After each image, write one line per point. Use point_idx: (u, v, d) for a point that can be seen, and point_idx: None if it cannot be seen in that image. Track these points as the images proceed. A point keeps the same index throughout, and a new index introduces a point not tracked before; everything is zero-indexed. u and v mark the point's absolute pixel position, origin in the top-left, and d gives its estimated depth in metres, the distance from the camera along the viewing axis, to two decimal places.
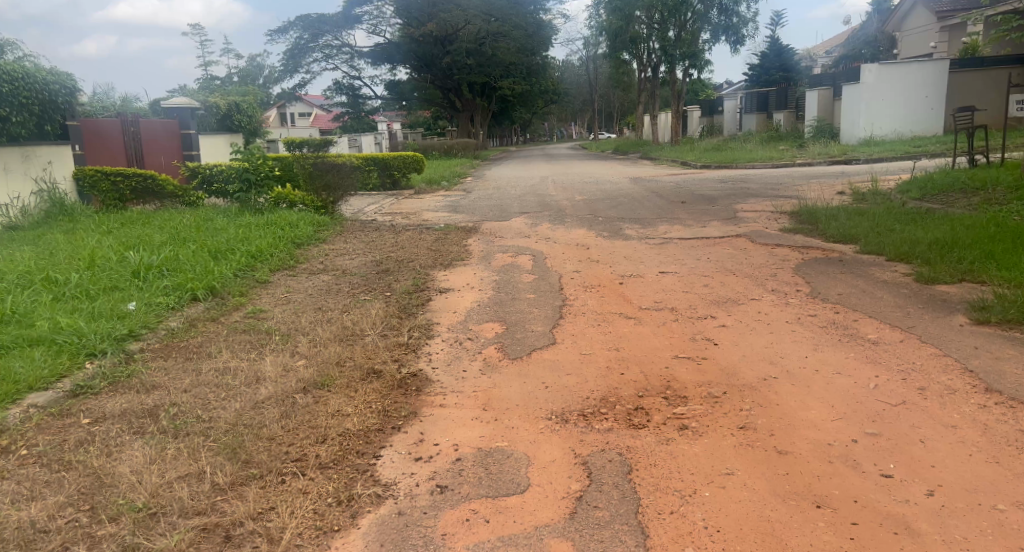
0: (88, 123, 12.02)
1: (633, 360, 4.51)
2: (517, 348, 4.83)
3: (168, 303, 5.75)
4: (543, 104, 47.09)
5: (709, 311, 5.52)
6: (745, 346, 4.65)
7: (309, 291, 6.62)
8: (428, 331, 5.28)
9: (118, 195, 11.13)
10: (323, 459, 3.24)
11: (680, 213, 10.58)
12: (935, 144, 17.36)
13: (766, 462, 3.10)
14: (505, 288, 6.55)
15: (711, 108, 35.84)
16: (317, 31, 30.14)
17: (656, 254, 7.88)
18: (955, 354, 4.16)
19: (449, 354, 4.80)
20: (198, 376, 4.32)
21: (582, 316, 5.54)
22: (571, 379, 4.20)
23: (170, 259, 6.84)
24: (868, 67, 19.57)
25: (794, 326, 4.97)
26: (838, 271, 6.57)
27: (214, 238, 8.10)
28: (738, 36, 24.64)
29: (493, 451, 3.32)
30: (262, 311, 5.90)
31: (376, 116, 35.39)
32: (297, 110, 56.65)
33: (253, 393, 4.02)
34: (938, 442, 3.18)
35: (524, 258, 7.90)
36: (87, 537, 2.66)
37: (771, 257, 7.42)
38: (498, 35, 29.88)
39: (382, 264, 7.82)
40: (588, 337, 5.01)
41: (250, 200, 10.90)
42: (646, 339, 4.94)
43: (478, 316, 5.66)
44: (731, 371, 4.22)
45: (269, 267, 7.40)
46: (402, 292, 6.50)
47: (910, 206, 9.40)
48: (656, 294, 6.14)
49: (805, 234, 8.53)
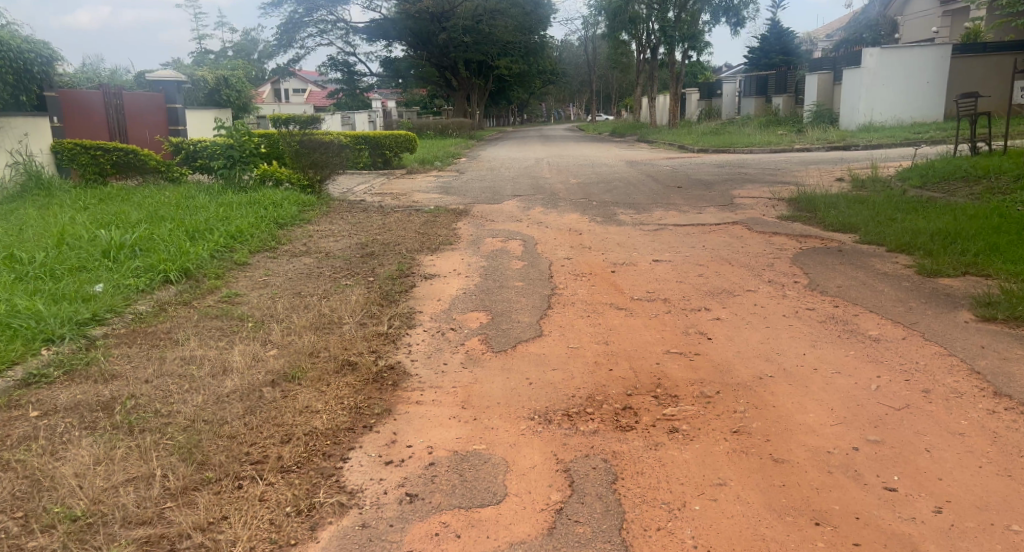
0: (70, 95, 11.74)
1: (623, 354, 4.29)
2: (502, 340, 4.60)
3: (138, 285, 5.49)
4: (540, 85, 46.58)
5: (702, 303, 5.30)
6: (740, 342, 4.43)
7: (289, 275, 6.37)
8: (409, 320, 5.04)
9: (98, 169, 10.79)
10: (287, 461, 3.02)
11: (676, 199, 10.30)
12: (934, 130, 17.10)
13: (760, 471, 2.89)
14: (493, 275, 6.30)
15: (709, 91, 35.47)
16: (311, 5, 29.56)
17: (649, 241, 7.64)
18: (961, 353, 3.92)
19: (430, 345, 4.56)
20: (162, 366, 4.09)
21: (571, 306, 5.31)
22: (557, 375, 3.99)
23: (145, 239, 6.57)
24: (870, 52, 19.30)
25: (791, 321, 4.75)
26: (836, 261, 6.35)
27: (193, 217, 7.82)
28: (738, 18, 24.28)
29: (470, 455, 3.09)
30: (238, 296, 5.66)
31: (371, 93, 34.92)
32: (292, 86, 56.04)
33: (219, 385, 3.80)
34: (945, 451, 2.94)
35: (514, 243, 7.67)
36: (16, 549, 2.44)
37: (768, 246, 7.18)
38: (495, 13, 29.35)
39: (368, 247, 7.57)
40: (576, 329, 4.79)
41: (234, 177, 10.65)
42: (636, 332, 4.72)
43: (462, 305, 5.41)
44: (724, 369, 4.00)
45: (249, 248, 7.15)
46: (386, 277, 6.25)
47: (910, 194, 9.17)
48: (648, 283, 5.92)
49: (803, 223, 8.29)
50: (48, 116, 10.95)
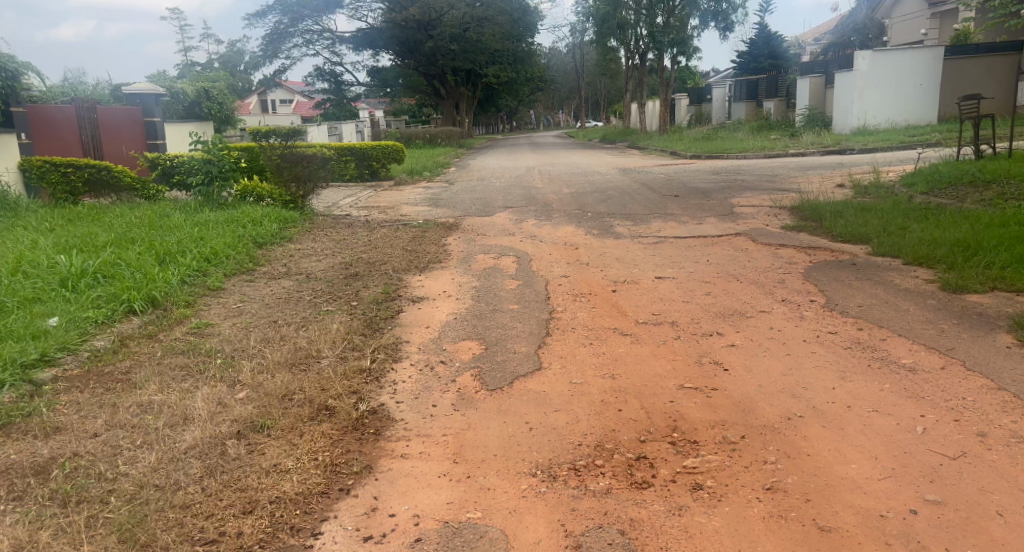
0: (39, 110, 11.38)
1: (632, 391, 3.86)
2: (497, 375, 4.15)
3: (97, 317, 5.04)
4: (529, 92, 46.28)
5: (714, 327, 4.88)
6: (760, 374, 4.01)
7: (266, 301, 5.93)
8: (395, 352, 4.59)
9: (69, 187, 10.36)
10: (248, 542, 2.62)
11: (674, 209, 9.92)
12: (932, 133, 16.80)
13: (803, 544, 2.49)
14: (485, 297, 5.85)
15: (699, 96, 35.24)
16: (297, 15, 29.16)
17: (650, 256, 7.24)
18: (1013, 387, 3.51)
19: (417, 383, 4.10)
20: (115, 415, 3.64)
21: (572, 332, 4.88)
22: (561, 417, 3.56)
23: (110, 264, 6.12)
24: (863, 55, 18.92)
25: (813, 348, 4.34)
26: (852, 276, 5.94)
27: (164, 238, 7.35)
28: (727, 22, 24.03)
29: (464, 527, 2.69)
30: (209, 326, 5.21)
31: (358, 102, 34.52)
32: (279, 97, 55.50)
33: (176, 438, 3.34)
34: (1020, 516, 2.54)
35: (507, 260, 7.25)
36: None
37: (777, 260, 6.78)
38: (483, 20, 29.00)
39: (351, 267, 7.12)
40: (578, 360, 4.35)
41: (213, 193, 10.10)
42: (645, 362, 4.29)
43: (453, 334, 4.96)
44: (747, 408, 3.57)
45: (224, 271, 6.70)
46: (370, 301, 5.80)
47: (918, 200, 8.80)
48: (653, 304, 5.49)
49: (810, 233, 7.90)
50: (15, 132, 10.59)
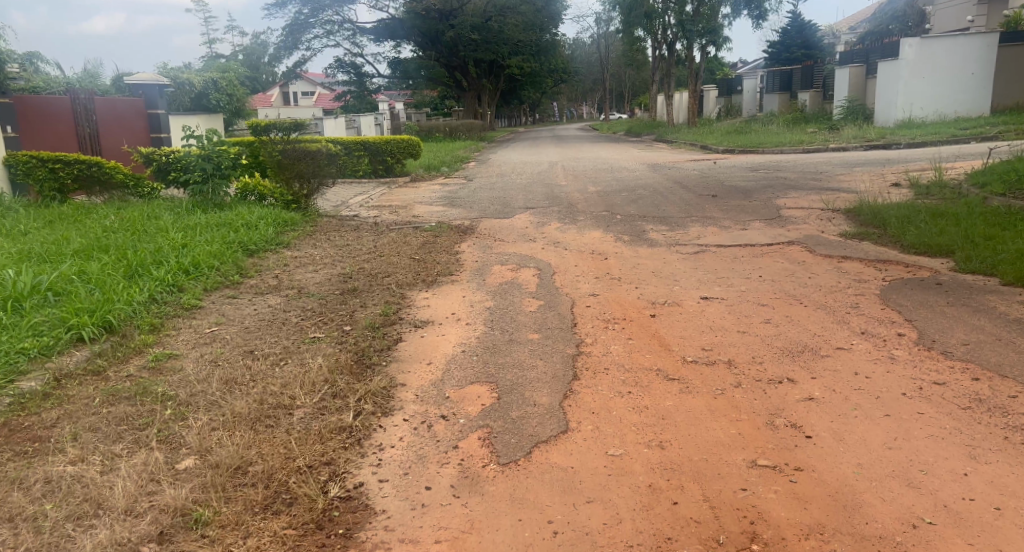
0: (27, 102, 10.53)
1: (689, 470, 2.93)
2: (511, 439, 3.24)
3: (32, 350, 4.18)
4: (552, 85, 45.29)
5: (782, 371, 3.90)
6: (858, 446, 3.05)
7: (245, 324, 5.04)
8: (387, 402, 3.70)
9: (58, 184, 9.57)
10: None
11: (713, 210, 8.95)
12: (985, 126, 15.64)
13: None
14: (503, 322, 4.93)
15: (728, 88, 33.99)
16: (317, 6, 28.28)
17: (691, 269, 6.28)
18: None
19: (409, 449, 3.21)
20: (9, 497, 2.77)
21: (604, 376, 3.93)
22: (596, 514, 2.67)
23: (67, 279, 5.27)
24: (909, 42, 17.72)
25: (920, 405, 3.37)
26: (942, 299, 4.96)
27: (141, 245, 6.49)
28: (761, 11, 22.77)
29: None
30: (170, 359, 4.35)
31: (378, 94, 33.66)
32: (299, 89, 54.85)
33: (78, 546, 2.50)
34: None
35: (526, 273, 6.33)
36: None
37: (844, 275, 5.81)
38: (506, 9, 27.97)
39: (350, 281, 6.21)
40: (615, 419, 3.41)
41: (209, 193, 9.25)
42: (700, 425, 3.33)
43: (459, 373, 4.05)
44: (849, 504, 2.65)
45: (202, 286, 5.83)
46: (364, 327, 4.88)
47: (995, 203, 7.76)
48: (702, 335, 4.53)
49: (875, 242, 6.92)
50: None
